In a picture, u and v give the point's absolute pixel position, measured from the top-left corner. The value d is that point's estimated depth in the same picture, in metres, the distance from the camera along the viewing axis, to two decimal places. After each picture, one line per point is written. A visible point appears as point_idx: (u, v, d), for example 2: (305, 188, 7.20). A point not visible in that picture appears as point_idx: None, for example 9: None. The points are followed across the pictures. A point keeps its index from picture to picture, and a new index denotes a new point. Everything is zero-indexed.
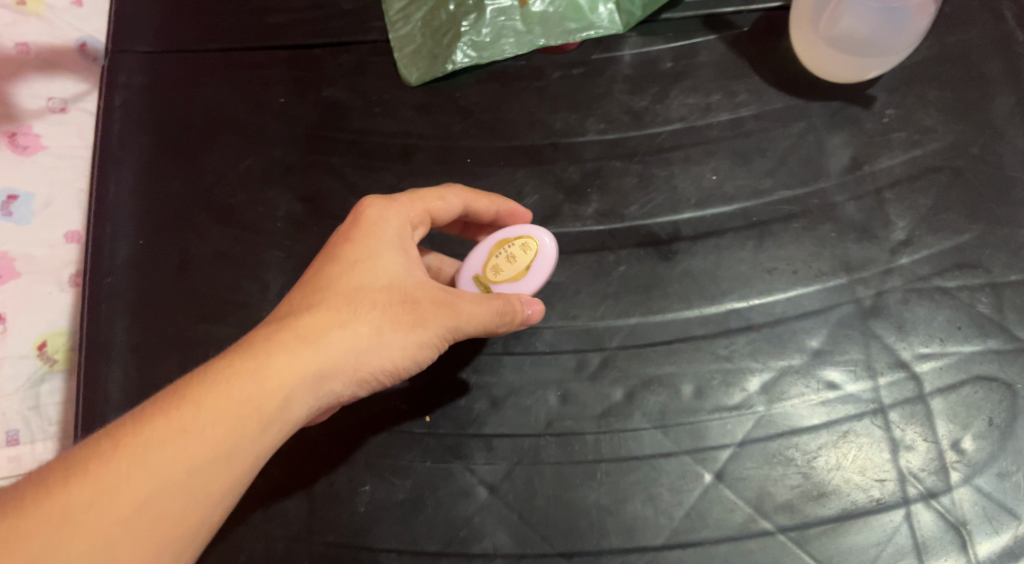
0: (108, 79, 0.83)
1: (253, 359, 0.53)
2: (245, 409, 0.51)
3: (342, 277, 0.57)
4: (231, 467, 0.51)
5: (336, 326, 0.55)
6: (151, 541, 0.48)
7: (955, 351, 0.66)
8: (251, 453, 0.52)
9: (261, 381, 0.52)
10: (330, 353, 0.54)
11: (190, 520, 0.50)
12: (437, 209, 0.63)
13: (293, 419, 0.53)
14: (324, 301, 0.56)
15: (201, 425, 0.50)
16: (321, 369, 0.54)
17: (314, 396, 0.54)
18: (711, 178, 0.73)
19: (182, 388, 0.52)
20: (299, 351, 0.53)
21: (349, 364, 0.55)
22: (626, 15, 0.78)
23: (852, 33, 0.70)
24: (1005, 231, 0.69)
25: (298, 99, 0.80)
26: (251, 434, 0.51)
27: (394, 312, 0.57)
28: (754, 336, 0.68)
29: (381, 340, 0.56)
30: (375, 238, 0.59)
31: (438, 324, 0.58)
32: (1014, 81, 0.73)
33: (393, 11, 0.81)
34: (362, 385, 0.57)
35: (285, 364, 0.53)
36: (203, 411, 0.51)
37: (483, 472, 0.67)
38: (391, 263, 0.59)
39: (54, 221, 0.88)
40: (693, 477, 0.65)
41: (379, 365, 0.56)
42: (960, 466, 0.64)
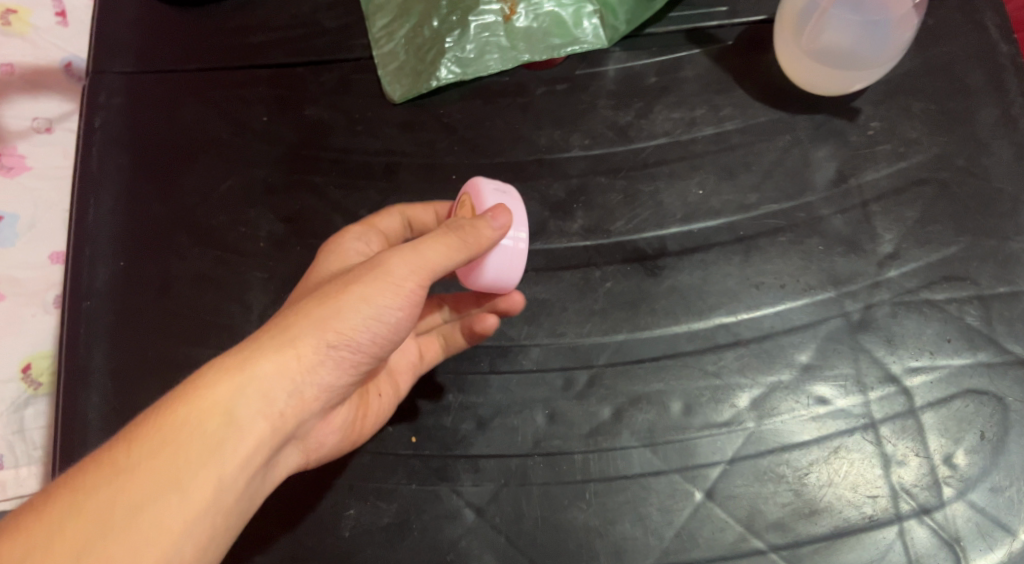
0: (88, 101, 0.82)
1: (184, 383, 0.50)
2: (179, 433, 0.48)
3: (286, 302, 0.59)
4: (181, 496, 0.47)
5: (268, 328, 0.53)
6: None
7: (945, 365, 0.66)
8: (201, 477, 0.48)
9: (192, 401, 0.49)
10: (260, 350, 0.51)
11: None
12: (380, 225, 0.67)
13: (243, 430, 0.50)
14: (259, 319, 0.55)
15: (134, 463, 0.47)
16: (257, 371, 0.51)
17: (259, 400, 0.50)
18: (696, 193, 0.73)
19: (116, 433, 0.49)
20: (232, 361, 0.51)
21: (290, 355, 0.52)
22: (610, 31, 0.78)
23: (834, 46, 0.71)
24: (992, 242, 0.69)
25: (280, 118, 0.79)
26: (194, 458, 0.48)
27: (326, 291, 0.54)
28: (742, 352, 0.67)
29: (314, 313, 0.53)
30: None
31: (378, 280, 0.54)
32: (998, 94, 0.73)
33: (376, 28, 0.80)
34: (318, 364, 0.53)
35: (217, 375, 0.50)
36: (133, 448, 0.48)
37: (470, 493, 0.66)
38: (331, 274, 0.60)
39: (38, 242, 0.87)
40: (682, 496, 0.64)
41: (324, 333, 0.52)
42: (952, 482, 0.63)
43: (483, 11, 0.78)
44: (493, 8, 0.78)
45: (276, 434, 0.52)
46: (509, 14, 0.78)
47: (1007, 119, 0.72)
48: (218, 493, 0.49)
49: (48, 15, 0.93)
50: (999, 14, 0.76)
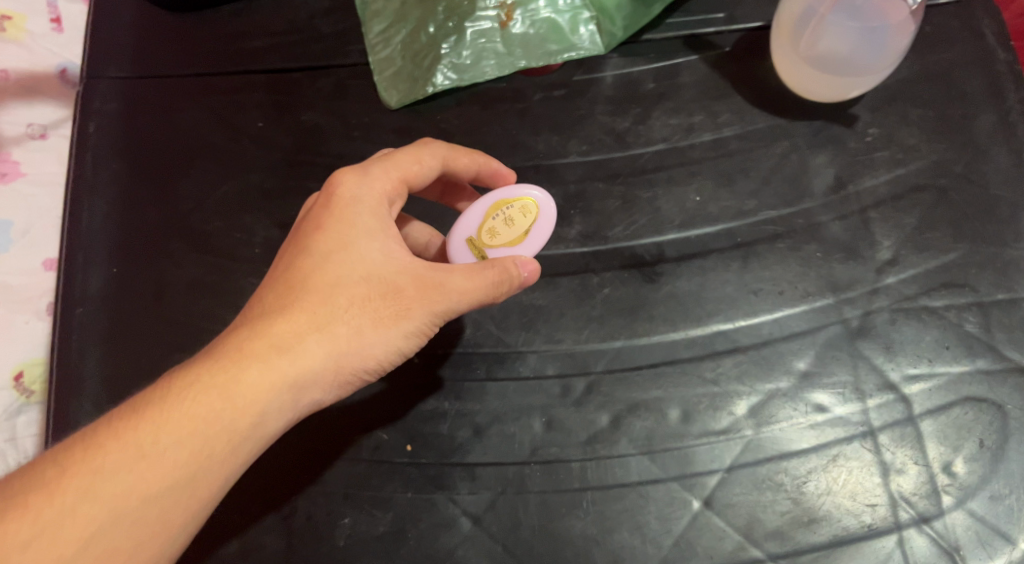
0: (83, 106, 0.81)
1: (220, 372, 0.52)
2: (211, 430, 0.51)
3: (316, 273, 0.55)
4: (201, 487, 0.51)
5: (311, 331, 0.54)
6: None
7: (944, 372, 0.66)
8: (222, 473, 0.52)
9: (228, 399, 0.51)
10: (298, 360, 0.53)
11: (150, 548, 0.50)
12: (414, 175, 0.60)
13: (269, 433, 0.53)
14: (296, 303, 0.54)
15: (162, 449, 0.50)
16: (293, 380, 0.53)
17: (289, 407, 0.53)
18: (694, 199, 0.72)
19: (146, 406, 0.51)
20: (271, 364, 0.52)
21: (327, 369, 0.54)
22: (608, 36, 0.77)
23: (832, 52, 0.70)
24: (991, 249, 0.69)
25: (276, 123, 0.79)
26: (220, 455, 0.51)
27: (374, 307, 0.55)
28: (741, 359, 0.67)
29: (357, 339, 0.54)
30: (347, 223, 0.57)
31: (424, 310, 0.56)
32: (996, 100, 0.73)
33: (373, 34, 0.80)
34: (347, 382, 0.55)
35: (257, 377, 0.52)
36: (164, 434, 0.50)
37: (467, 502, 0.65)
38: (368, 248, 0.56)
39: (31, 248, 0.86)
40: (681, 504, 0.64)
41: (360, 357, 0.55)
42: (951, 490, 0.63)
43: (479, 17, 0.78)
44: (490, 14, 0.78)
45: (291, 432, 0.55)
46: (506, 20, 0.78)
47: (1005, 125, 0.72)
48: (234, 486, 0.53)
49: (43, 21, 0.93)
50: (996, 20, 0.76)
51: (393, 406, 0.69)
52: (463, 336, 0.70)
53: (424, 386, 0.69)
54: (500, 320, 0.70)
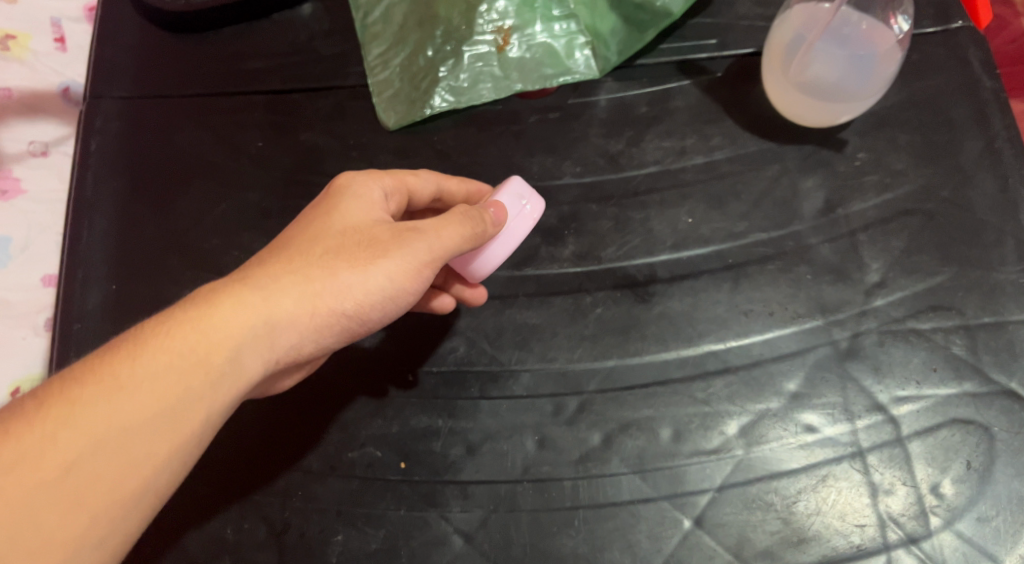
0: (85, 126, 0.83)
1: (196, 309, 0.52)
2: (185, 363, 0.51)
3: (297, 231, 0.57)
4: (173, 423, 0.51)
5: (286, 274, 0.54)
6: (80, 508, 0.48)
7: (932, 394, 0.66)
8: (199, 408, 0.51)
9: (201, 333, 0.51)
10: (273, 297, 0.53)
11: (129, 481, 0.50)
12: (413, 183, 0.64)
13: (242, 372, 0.53)
14: (275, 254, 0.56)
15: (138, 381, 0.50)
16: (267, 318, 0.53)
17: (264, 345, 0.53)
18: (687, 220, 0.73)
19: (123, 342, 0.51)
20: (245, 301, 0.53)
21: (302, 310, 0.54)
22: (602, 61, 0.79)
23: (821, 79, 0.71)
24: (977, 273, 0.70)
25: (273, 143, 0.80)
26: (193, 389, 0.51)
27: (350, 253, 0.55)
28: (732, 379, 0.68)
29: (333, 279, 0.54)
30: (335, 189, 0.59)
31: (401, 254, 0.56)
32: (982, 127, 0.74)
33: (371, 56, 0.81)
34: (324, 328, 0.55)
35: (232, 314, 0.52)
36: (140, 366, 0.50)
37: (459, 520, 0.66)
38: (349, 209, 0.58)
39: (30, 265, 0.87)
40: (671, 523, 0.64)
41: (336, 301, 0.55)
42: (939, 511, 0.63)
43: (477, 41, 0.79)
44: (487, 39, 0.79)
45: (265, 379, 0.55)
46: (503, 44, 0.79)
47: (991, 152, 0.73)
48: (206, 426, 0.52)
49: (47, 40, 0.95)
50: (982, 49, 0.78)
51: (387, 423, 0.69)
52: (457, 354, 0.71)
53: (419, 403, 0.70)
54: (494, 339, 0.71)
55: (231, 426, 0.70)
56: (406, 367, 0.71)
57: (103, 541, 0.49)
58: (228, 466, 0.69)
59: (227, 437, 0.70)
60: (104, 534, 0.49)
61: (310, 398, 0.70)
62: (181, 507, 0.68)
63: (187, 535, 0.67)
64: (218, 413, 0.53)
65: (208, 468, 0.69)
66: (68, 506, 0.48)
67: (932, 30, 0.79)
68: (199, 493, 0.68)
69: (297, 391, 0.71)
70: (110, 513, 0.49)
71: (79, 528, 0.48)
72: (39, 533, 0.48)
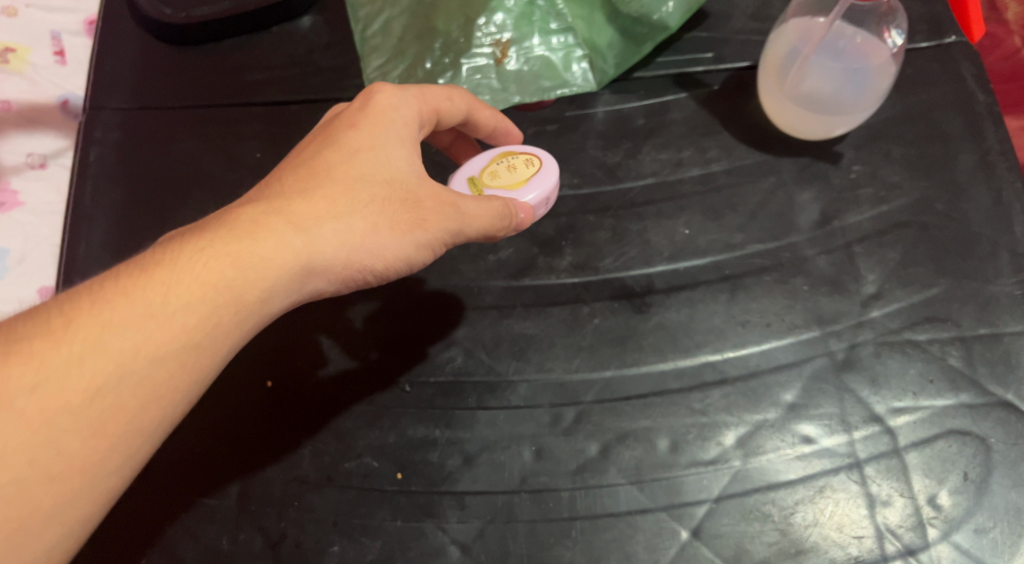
0: (84, 135, 0.83)
1: (236, 240, 0.52)
2: (221, 297, 0.51)
3: (340, 165, 0.57)
4: (202, 356, 0.51)
5: (329, 218, 0.54)
6: (101, 435, 0.49)
7: (928, 406, 0.67)
8: (227, 342, 0.52)
9: (241, 269, 0.52)
10: (313, 241, 0.53)
11: (152, 412, 0.50)
12: (445, 110, 0.63)
13: (272, 310, 0.53)
14: (317, 188, 0.55)
15: (171, 310, 0.50)
16: (306, 262, 0.53)
17: (296, 287, 0.54)
18: (683, 232, 0.74)
19: (158, 265, 0.51)
20: (286, 239, 0.53)
21: (338, 259, 0.55)
22: (599, 74, 0.79)
23: (817, 92, 0.72)
24: (973, 285, 0.70)
25: (272, 154, 0.80)
26: (225, 325, 0.52)
27: (391, 210, 0.56)
28: (729, 390, 0.68)
29: (373, 236, 0.55)
30: (380, 128, 0.59)
31: (438, 226, 0.58)
32: (976, 141, 0.75)
33: (371, 68, 0.82)
34: (352, 278, 0.56)
35: (271, 251, 0.52)
36: (175, 295, 0.50)
37: (456, 530, 0.65)
38: (393, 155, 0.58)
39: (27, 275, 0.86)
40: (669, 534, 0.64)
41: (371, 258, 0.56)
42: (937, 522, 0.63)
43: (475, 54, 0.79)
44: (485, 51, 0.78)
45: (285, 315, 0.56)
46: (501, 57, 0.78)
47: (985, 165, 0.74)
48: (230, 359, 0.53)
49: (47, 54, 0.95)
50: (975, 64, 0.78)
51: (384, 433, 0.69)
52: (454, 364, 0.71)
53: (416, 413, 0.69)
54: (491, 349, 0.71)
55: (228, 437, 0.70)
56: (403, 377, 0.71)
57: (120, 469, 0.49)
58: (223, 475, 0.69)
59: (224, 448, 0.69)
60: (120, 464, 0.49)
61: (309, 408, 0.70)
62: (175, 516, 0.68)
63: (182, 547, 0.67)
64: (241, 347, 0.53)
65: (204, 479, 0.69)
66: (90, 432, 0.48)
67: (925, 45, 0.79)
68: (195, 504, 0.68)
69: (294, 401, 0.70)
70: (133, 442, 0.50)
71: (96, 457, 0.49)
72: (57, 459, 0.47)
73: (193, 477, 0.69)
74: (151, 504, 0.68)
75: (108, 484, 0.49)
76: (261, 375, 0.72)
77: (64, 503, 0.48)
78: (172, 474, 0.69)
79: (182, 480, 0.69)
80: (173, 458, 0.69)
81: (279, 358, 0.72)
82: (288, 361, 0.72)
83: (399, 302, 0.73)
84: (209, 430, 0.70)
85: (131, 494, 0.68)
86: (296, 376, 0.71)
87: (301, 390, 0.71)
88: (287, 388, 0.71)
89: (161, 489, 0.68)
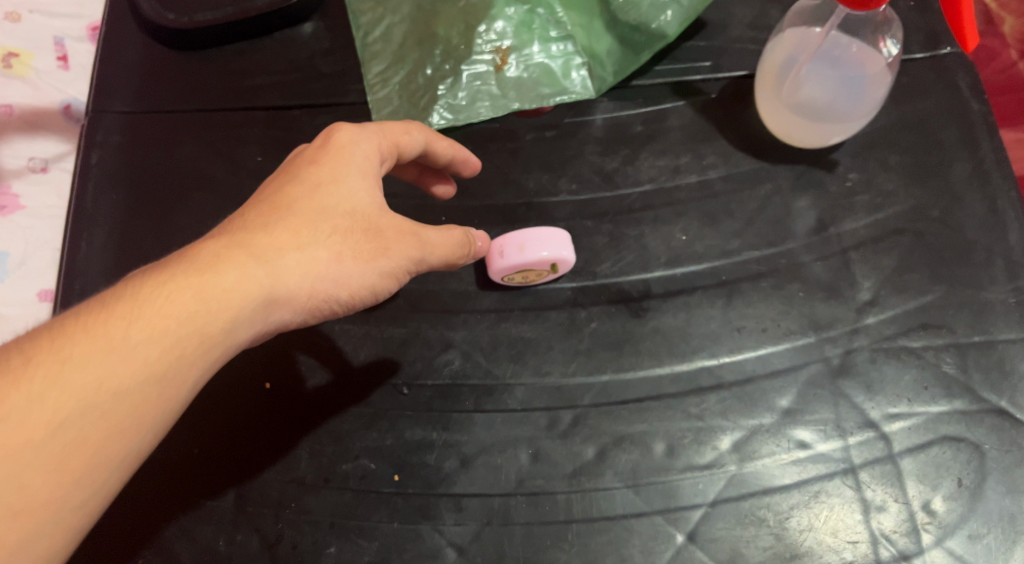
0: (86, 139, 0.84)
1: (197, 274, 0.51)
2: (183, 330, 0.50)
3: (303, 198, 0.56)
4: (165, 389, 0.50)
5: (292, 248, 0.54)
6: (66, 470, 0.48)
7: (923, 412, 0.67)
8: (191, 374, 0.51)
9: (204, 301, 0.51)
10: (276, 273, 0.53)
11: (116, 445, 0.49)
12: (404, 144, 0.62)
13: (237, 341, 0.53)
14: (279, 221, 0.55)
15: (133, 344, 0.49)
16: (269, 292, 0.53)
17: (261, 318, 0.53)
18: (680, 238, 0.74)
19: (118, 301, 0.50)
20: (249, 272, 0.52)
21: (302, 289, 0.54)
22: (598, 81, 0.80)
23: (812, 100, 0.72)
24: (967, 292, 0.71)
25: (273, 158, 0.81)
26: (190, 357, 0.51)
27: (355, 240, 0.56)
28: (725, 395, 0.68)
29: (337, 266, 0.55)
30: (342, 160, 0.58)
31: (401, 253, 0.58)
32: (971, 150, 0.76)
33: (371, 74, 0.82)
34: (316, 309, 0.56)
35: (234, 283, 0.52)
36: (136, 329, 0.50)
37: (452, 532, 0.66)
38: (355, 187, 0.58)
39: (28, 278, 0.87)
40: (665, 538, 0.64)
41: (335, 287, 0.56)
42: (931, 528, 0.64)
43: (475, 61, 0.79)
44: (485, 58, 0.79)
45: (250, 346, 0.55)
46: (501, 63, 0.79)
47: (979, 174, 0.75)
48: (196, 391, 0.52)
49: (49, 59, 0.95)
50: (970, 74, 0.79)
51: (382, 435, 0.69)
52: (452, 367, 0.71)
53: (414, 415, 0.70)
54: (489, 352, 0.71)
55: (224, 439, 0.70)
56: (400, 379, 0.71)
57: (85, 502, 0.49)
58: (219, 478, 0.69)
59: (220, 450, 0.69)
60: (85, 498, 0.49)
61: (306, 413, 0.70)
62: (171, 518, 0.68)
63: (178, 547, 0.67)
64: (207, 379, 0.53)
65: (200, 480, 0.69)
66: (53, 466, 0.47)
67: (921, 55, 0.80)
68: (191, 505, 0.68)
69: (288, 405, 0.70)
70: (98, 475, 0.49)
71: (60, 492, 0.48)
72: (19, 495, 0.46)
73: (189, 480, 0.69)
74: (145, 504, 0.68)
75: (73, 518, 0.49)
76: (257, 377, 0.71)
77: (28, 538, 0.47)
78: (167, 477, 0.69)
79: (176, 482, 0.69)
80: (168, 460, 0.69)
81: (275, 359, 0.72)
82: (284, 362, 0.72)
83: (397, 305, 0.73)
84: (205, 431, 0.70)
85: (127, 496, 0.68)
86: (292, 378, 0.71)
87: (296, 393, 0.71)
88: (283, 391, 0.71)
89: (156, 489, 0.68)
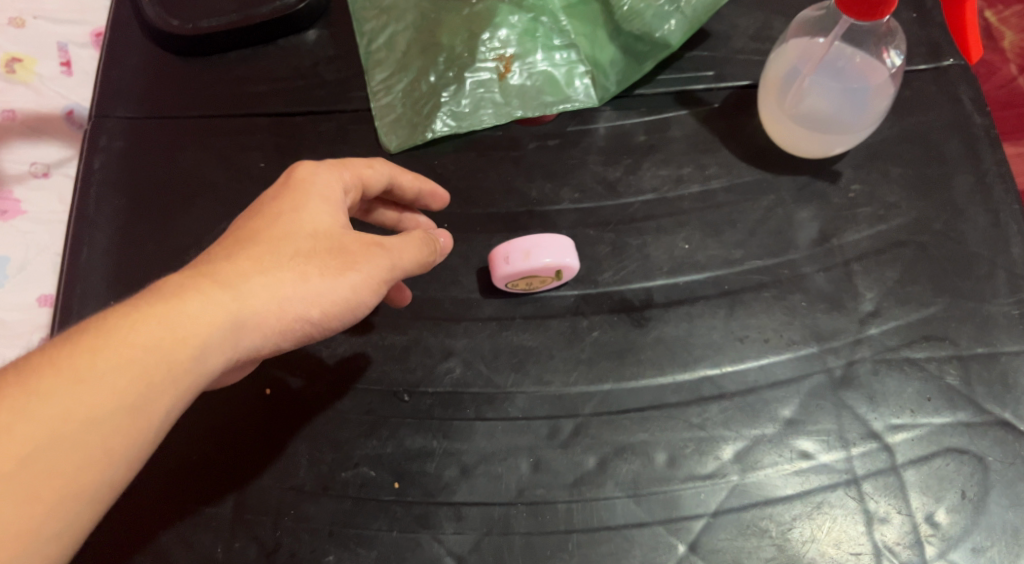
0: (90, 143, 0.83)
1: (161, 302, 0.50)
2: (150, 357, 0.49)
3: (265, 228, 0.55)
4: (135, 418, 0.48)
5: (255, 273, 0.53)
6: (37, 502, 0.45)
7: (926, 423, 0.67)
8: (161, 401, 0.49)
9: (169, 328, 0.49)
10: (241, 297, 0.52)
11: (87, 477, 0.46)
12: (367, 177, 0.63)
13: (207, 369, 0.51)
14: (242, 251, 0.54)
15: (100, 373, 0.47)
16: (234, 317, 0.51)
17: (229, 344, 0.51)
18: (683, 247, 0.74)
19: (81, 333, 0.49)
20: (213, 298, 0.51)
21: (269, 312, 0.53)
22: (601, 90, 0.80)
23: (817, 111, 0.72)
24: (970, 304, 0.70)
25: (276, 164, 0.81)
26: (159, 384, 0.49)
27: (319, 259, 0.55)
28: (727, 405, 0.68)
29: (303, 285, 0.54)
30: (301, 191, 0.58)
31: (370, 266, 0.57)
32: (974, 163, 0.76)
33: (375, 82, 0.83)
34: (287, 332, 0.54)
35: (198, 309, 0.50)
36: (102, 358, 0.48)
37: (452, 541, 0.65)
38: (317, 212, 0.57)
39: (28, 283, 0.86)
40: (666, 548, 0.64)
41: (305, 308, 0.54)
42: (934, 541, 0.63)
43: (479, 68, 0.80)
44: (489, 66, 0.80)
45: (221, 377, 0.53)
46: (504, 71, 0.80)
47: (982, 187, 0.75)
48: (170, 420, 0.50)
49: (53, 64, 0.96)
50: (973, 87, 0.79)
51: (381, 443, 0.69)
52: (453, 375, 0.71)
53: (414, 423, 0.69)
54: (490, 360, 0.71)
55: (224, 445, 0.69)
56: (401, 387, 0.71)
57: (59, 536, 0.46)
58: (218, 485, 0.68)
59: (220, 456, 0.69)
60: (58, 533, 0.46)
61: (306, 421, 0.70)
62: (168, 527, 0.67)
63: (176, 555, 0.66)
64: (180, 409, 0.51)
65: (200, 487, 0.68)
66: (23, 499, 0.45)
67: (924, 67, 0.80)
68: (190, 511, 0.68)
69: (290, 412, 0.70)
70: (71, 507, 0.46)
71: (29, 525, 0.45)
72: None
73: (189, 487, 0.68)
74: (144, 510, 0.68)
75: (45, 555, 0.45)
76: (258, 384, 0.71)
77: None
78: (167, 483, 0.69)
79: (176, 487, 0.68)
80: (168, 466, 0.69)
81: (276, 367, 0.71)
82: (285, 368, 0.71)
83: (398, 313, 0.73)
84: (205, 436, 0.70)
85: (125, 501, 0.68)
86: (293, 385, 0.71)
87: (296, 400, 0.70)
88: (283, 399, 0.70)
89: (156, 495, 0.68)
